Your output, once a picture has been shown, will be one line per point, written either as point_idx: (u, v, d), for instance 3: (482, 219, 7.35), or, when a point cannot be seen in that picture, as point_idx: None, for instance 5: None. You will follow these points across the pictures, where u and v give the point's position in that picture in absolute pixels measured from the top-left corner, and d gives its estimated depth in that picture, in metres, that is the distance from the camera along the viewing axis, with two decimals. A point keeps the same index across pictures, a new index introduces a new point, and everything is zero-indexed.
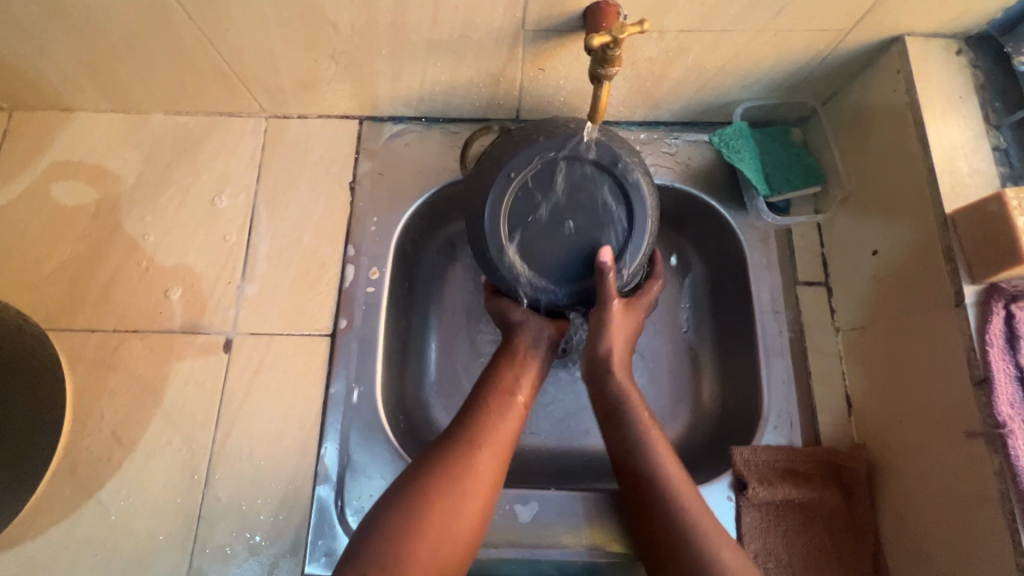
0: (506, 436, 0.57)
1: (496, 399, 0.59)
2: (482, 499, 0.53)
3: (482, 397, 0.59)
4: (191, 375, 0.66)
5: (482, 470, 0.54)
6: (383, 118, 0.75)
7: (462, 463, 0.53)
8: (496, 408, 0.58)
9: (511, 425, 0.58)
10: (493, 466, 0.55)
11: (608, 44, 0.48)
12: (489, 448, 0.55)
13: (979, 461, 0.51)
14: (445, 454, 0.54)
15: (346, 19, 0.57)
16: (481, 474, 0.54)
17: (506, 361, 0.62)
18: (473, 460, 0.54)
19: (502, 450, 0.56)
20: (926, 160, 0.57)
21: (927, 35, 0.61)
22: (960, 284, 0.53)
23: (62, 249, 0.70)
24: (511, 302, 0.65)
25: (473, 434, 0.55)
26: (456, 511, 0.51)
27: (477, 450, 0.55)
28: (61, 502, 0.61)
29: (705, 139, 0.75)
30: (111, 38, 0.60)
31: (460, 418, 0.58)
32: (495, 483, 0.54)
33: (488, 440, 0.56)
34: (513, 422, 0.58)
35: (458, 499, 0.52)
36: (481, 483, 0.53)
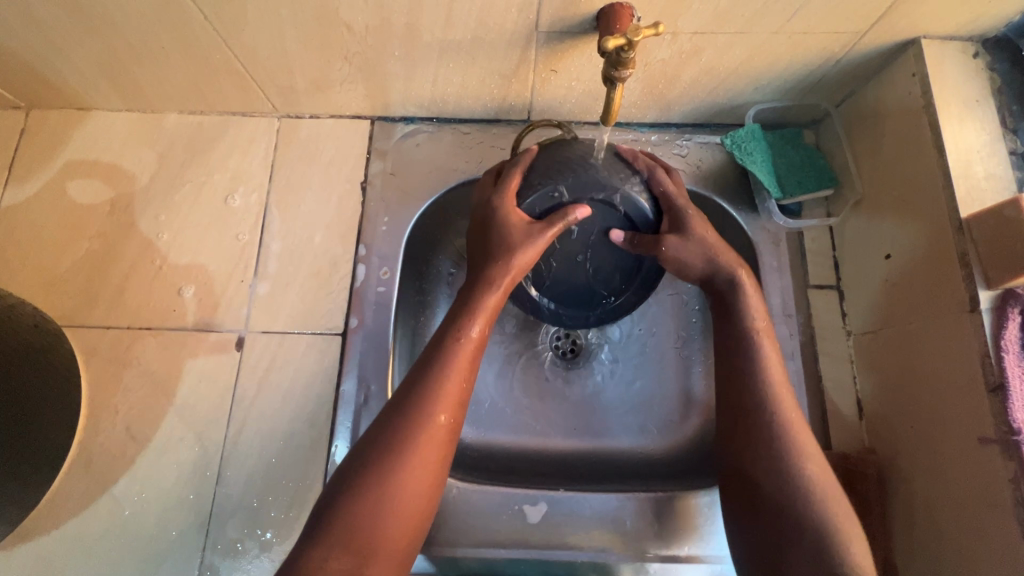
0: (461, 391, 0.53)
1: (453, 353, 0.53)
2: (438, 459, 0.50)
3: (439, 350, 0.54)
4: (204, 373, 0.66)
5: (436, 429, 0.50)
6: (394, 119, 0.76)
7: (420, 429, 0.50)
8: (455, 364, 0.53)
9: (464, 380, 0.53)
10: (449, 426, 0.51)
11: (622, 47, 0.49)
12: (445, 404, 0.51)
13: (992, 468, 0.51)
14: (401, 421, 0.50)
15: (360, 20, 0.58)
16: (438, 440, 0.51)
17: (465, 314, 0.55)
18: (432, 426, 0.50)
19: (458, 407, 0.52)
20: (942, 163, 0.57)
21: (943, 38, 0.61)
22: (976, 289, 0.53)
23: (77, 247, 0.71)
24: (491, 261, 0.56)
25: (430, 398, 0.51)
26: (415, 478, 0.49)
27: (435, 414, 0.51)
28: (76, 497, 0.62)
29: (717, 141, 0.75)
30: (128, 38, 0.61)
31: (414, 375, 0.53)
32: (448, 444, 0.51)
33: (444, 398, 0.52)
34: (468, 375, 0.54)
35: (416, 467, 0.49)
36: (433, 443, 0.50)
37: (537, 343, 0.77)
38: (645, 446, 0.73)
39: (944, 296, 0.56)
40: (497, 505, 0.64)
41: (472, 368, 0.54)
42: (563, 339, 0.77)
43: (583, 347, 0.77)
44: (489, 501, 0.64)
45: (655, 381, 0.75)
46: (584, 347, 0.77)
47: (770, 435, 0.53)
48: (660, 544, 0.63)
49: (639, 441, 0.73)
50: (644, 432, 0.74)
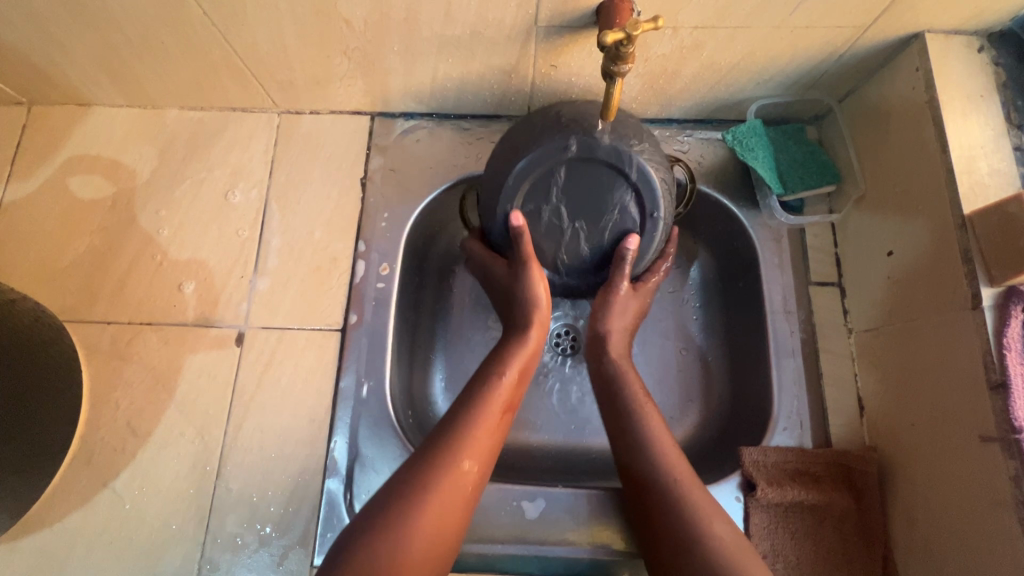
0: (490, 446, 0.54)
1: (486, 402, 0.55)
2: (461, 508, 0.50)
3: (472, 401, 0.55)
4: (204, 368, 0.67)
5: (465, 473, 0.51)
6: (394, 114, 0.76)
7: (448, 475, 0.50)
8: (487, 415, 0.54)
9: (494, 431, 0.54)
10: (476, 475, 0.52)
11: (621, 41, 0.48)
12: (475, 453, 0.52)
13: (994, 467, 0.50)
14: (431, 464, 0.50)
15: (359, 15, 0.58)
16: (466, 489, 0.51)
17: (496, 363, 0.58)
18: (458, 472, 0.50)
19: (485, 459, 0.53)
20: (945, 159, 0.57)
21: (948, 32, 0.60)
22: (978, 287, 0.52)
23: (78, 243, 0.71)
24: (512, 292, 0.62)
25: (461, 443, 0.52)
26: (434, 526, 0.47)
27: (463, 461, 0.51)
28: (77, 491, 0.63)
29: (718, 137, 0.74)
30: (127, 34, 0.61)
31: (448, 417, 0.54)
32: (473, 496, 0.51)
33: (473, 446, 0.52)
34: (498, 424, 0.55)
35: (440, 512, 0.48)
36: (459, 492, 0.50)
37: None
38: None
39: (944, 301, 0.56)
40: (496, 501, 0.64)
41: (502, 419, 0.56)
42: (562, 336, 0.77)
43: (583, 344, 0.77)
44: (488, 496, 0.64)
45: (655, 377, 0.75)
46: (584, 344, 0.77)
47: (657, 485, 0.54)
48: None
49: None
50: None
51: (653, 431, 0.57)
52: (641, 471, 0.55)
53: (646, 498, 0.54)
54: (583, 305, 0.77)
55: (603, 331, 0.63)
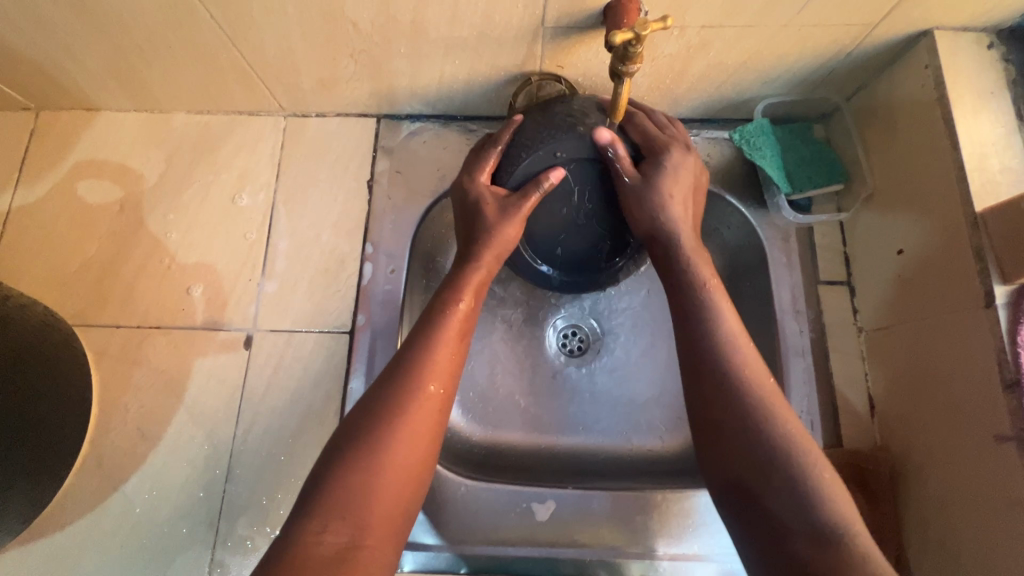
0: (452, 366, 0.53)
1: (442, 328, 0.54)
2: (432, 430, 0.50)
3: (427, 327, 0.54)
4: (214, 371, 0.67)
5: (431, 394, 0.50)
6: (400, 116, 0.76)
7: (411, 401, 0.49)
8: (441, 339, 0.53)
9: (455, 354, 0.54)
10: (443, 396, 0.51)
11: (630, 41, 0.48)
12: (438, 374, 0.51)
13: (1008, 466, 0.50)
14: (391, 390, 0.50)
15: (366, 17, 0.58)
16: (432, 409, 0.50)
17: (451, 291, 0.57)
18: (422, 396, 0.50)
19: (449, 379, 0.52)
20: (956, 156, 0.56)
21: (957, 29, 0.59)
22: (990, 284, 0.52)
23: (87, 247, 0.71)
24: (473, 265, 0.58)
25: (420, 369, 0.51)
26: (402, 450, 0.47)
27: (427, 385, 0.50)
28: (88, 495, 0.63)
29: (726, 136, 0.74)
30: (135, 38, 0.61)
31: (405, 348, 0.53)
32: (441, 417, 0.51)
33: (436, 369, 0.52)
34: (457, 348, 0.54)
35: (406, 434, 0.48)
36: (426, 414, 0.49)
37: (544, 340, 0.76)
38: (652, 443, 0.73)
39: (948, 309, 0.56)
40: (506, 503, 0.63)
41: (461, 344, 0.55)
42: (569, 337, 0.77)
43: (590, 344, 0.76)
44: (497, 498, 0.64)
45: (662, 377, 0.75)
46: (591, 344, 0.76)
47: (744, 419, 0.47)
48: (669, 542, 0.62)
49: (647, 438, 0.73)
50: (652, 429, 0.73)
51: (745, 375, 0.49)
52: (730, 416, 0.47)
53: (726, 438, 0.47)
54: (590, 306, 0.77)
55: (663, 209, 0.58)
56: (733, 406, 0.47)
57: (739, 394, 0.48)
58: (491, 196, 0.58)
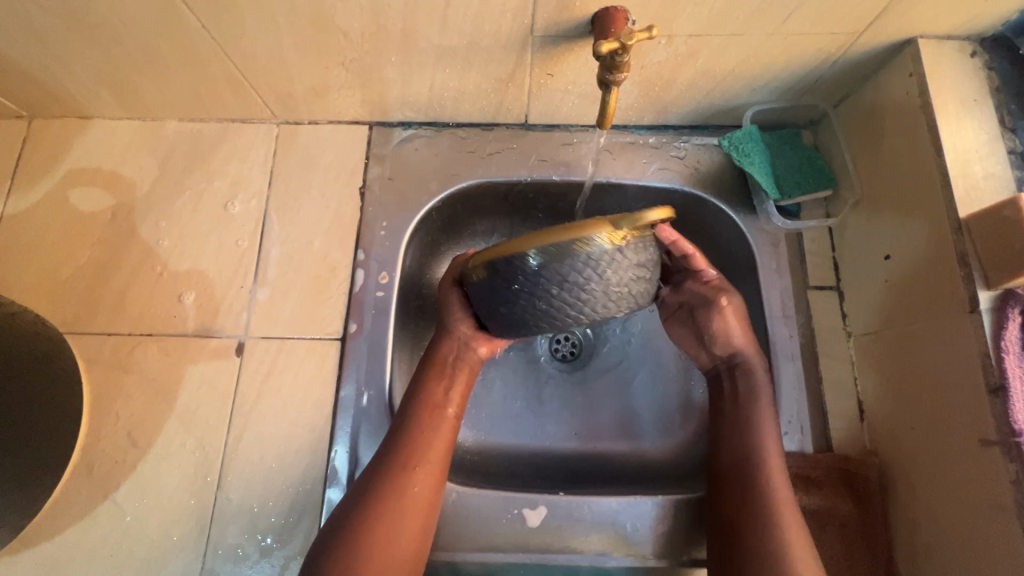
0: (440, 449, 0.59)
1: (426, 415, 0.59)
2: (422, 516, 0.56)
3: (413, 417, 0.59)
4: (205, 378, 0.67)
5: (417, 491, 0.56)
6: (392, 124, 0.76)
7: (397, 494, 0.55)
8: (430, 428, 0.59)
9: (444, 438, 0.59)
10: (428, 486, 0.57)
11: (616, 50, 0.49)
12: (424, 468, 0.57)
13: (994, 471, 0.50)
14: (381, 483, 0.56)
15: (356, 27, 0.58)
16: (419, 497, 0.56)
17: (436, 375, 0.62)
18: (409, 490, 0.56)
19: (438, 471, 0.58)
20: (940, 163, 0.57)
21: (941, 37, 0.60)
22: (975, 290, 0.53)
23: (79, 254, 0.71)
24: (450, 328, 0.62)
25: (408, 456, 0.57)
26: (392, 538, 0.54)
27: (411, 477, 0.56)
28: (78, 503, 0.63)
29: (715, 143, 0.75)
30: (128, 47, 0.62)
31: (395, 438, 0.58)
32: (432, 501, 0.57)
33: (424, 457, 0.57)
34: (446, 433, 0.60)
35: (395, 523, 0.54)
36: (418, 503, 0.56)
37: (536, 347, 0.77)
38: (643, 449, 0.73)
39: (951, 372, 0.55)
40: (497, 509, 0.63)
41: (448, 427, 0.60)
42: (559, 344, 0.78)
43: (580, 351, 0.77)
44: (489, 504, 0.63)
45: (654, 381, 0.75)
46: (582, 351, 0.77)
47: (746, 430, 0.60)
48: (661, 548, 0.63)
49: (638, 444, 0.73)
50: (643, 435, 0.73)
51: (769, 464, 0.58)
52: (741, 430, 0.61)
53: (729, 453, 0.60)
54: None
55: (728, 352, 0.65)
56: (756, 463, 0.58)
57: (758, 470, 0.57)
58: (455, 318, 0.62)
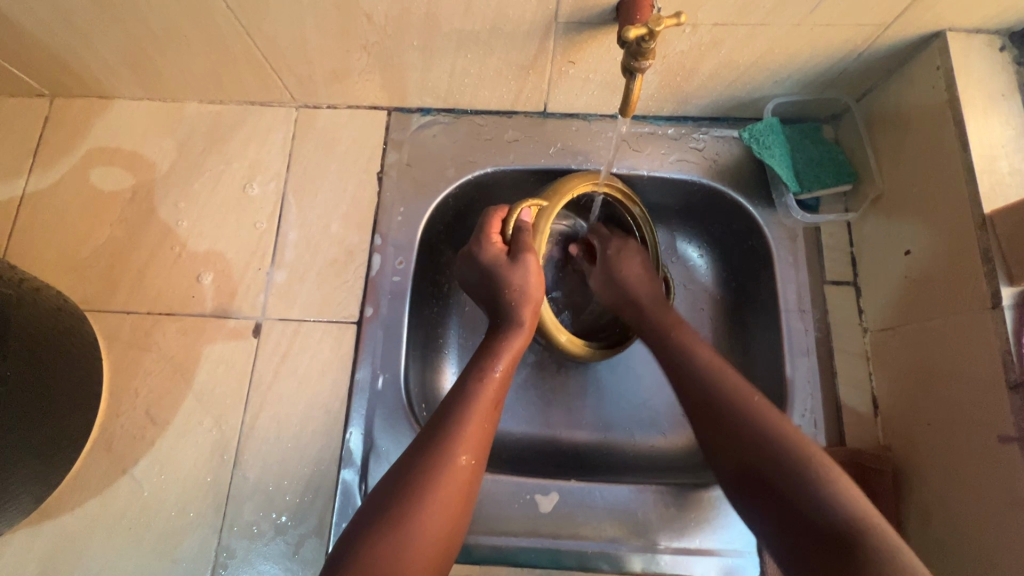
0: (482, 433, 0.55)
1: (475, 397, 0.57)
2: (460, 503, 0.52)
3: (459, 398, 0.57)
4: (222, 358, 0.67)
5: (461, 475, 0.53)
6: (411, 109, 0.76)
7: (442, 471, 0.52)
8: (478, 414, 0.56)
9: (487, 423, 0.56)
10: (471, 468, 0.54)
11: (643, 37, 0.49)
12: (469, 450, 0.54)
13: (1011, 467, 0.50)
14: (424, 467, 0.52)
15: (380, 10, 0.58)
16: (462, 485, 0.53)
17: (489, 357, 0.59)
18: (454, 466, 0.53)
19: (480, 455, 0.55)
20: (965, 157, 0.56)
21: (969, 31, 0.59)
22: (998, 286, 0.52)
23: (100, 233, 0.72)
24: (508, 302, 0.62)
25: (452, 441, 0.54)
26: (436, 522, 0.50)
27: (457, 456, 0.53)
28: (97, 478, 0.64)
29: (734, 135, 0.74)
30: (151, 27, 0.62)
31: (438, 418, 0.56)
32: (472, 486, 0.54)
33: (467, 439, 0.54)
34: (490, 414, 0.57)
35: (440, 509, 0.51)
36: (459, 487, 0.52)
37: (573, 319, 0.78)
38: (654, 440, 0.73)
39: (970, 366, 0.54)
40: (510, 494, 0.64)
41: (493, 411, 0.58)
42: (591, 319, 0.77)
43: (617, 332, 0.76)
44: (501, 489, 0.64)
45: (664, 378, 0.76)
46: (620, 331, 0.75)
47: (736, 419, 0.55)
48: (672, 536, 0.63)
49: (649, 434, 0.74)
50: (654, 425, 0.74)
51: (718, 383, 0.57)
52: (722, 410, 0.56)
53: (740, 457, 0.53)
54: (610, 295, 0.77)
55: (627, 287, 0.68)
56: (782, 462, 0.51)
57: (799, 467, 0.50)
58: (531, 287, 0.62)
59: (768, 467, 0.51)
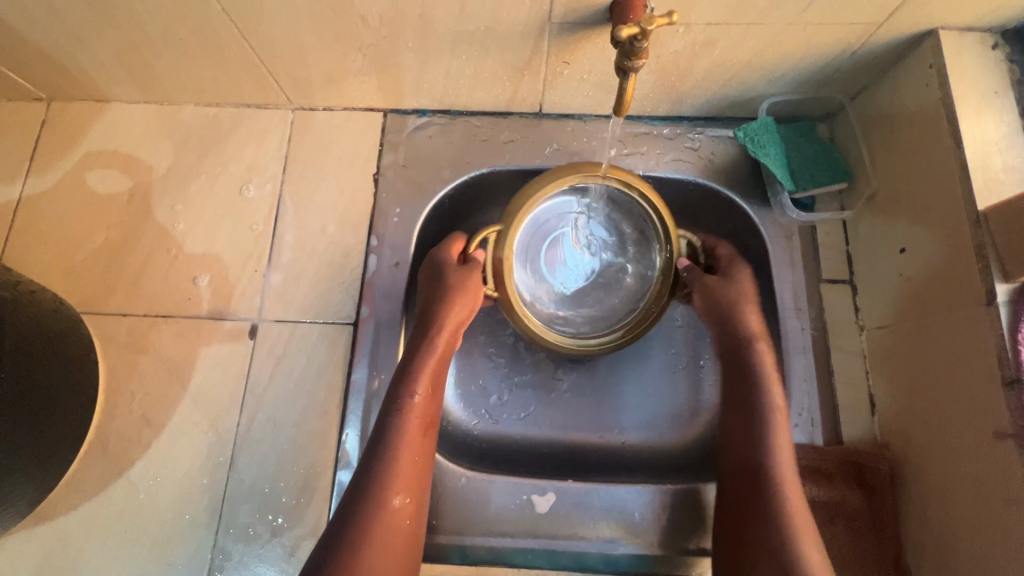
0: (413, 470, 0.57)
1: (403, 434, 0.58)
2: (404, 543, 0.55)
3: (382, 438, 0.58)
4: (218, 360, 0.67)
5: (400, 521, 0.55)
6: (407, 111, 0.76)
7: (376, 521, 0.54)
8: (411, 445, 0.58)
9: (418, 452, 0.58)
10: (410, 506, 0.56)
11: (636, 35, 0.49)
12: (405, 492, 0.56)
13: (1006, 464, 0.50)
14: (358, 516, 0.54)
15: (374, 11, 0.58)
16: (404, 526, 0.55)
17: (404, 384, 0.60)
18: (388, 510, 0.55)
19: (413, 492, 0.57)
20: (959, 155, 0.56)
21: (961, 29, 0.60)
22: (992, 283, 0.52)
23: (96, 236, 0.72)
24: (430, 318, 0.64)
25: (384, 486, 0.56)
26: (379, 566, 0.53)
27: (390, 498, 0.55)
28: (93, 481, 0.63)
29: (729, 134, 0.75)
30: (147, 30, 0.62)
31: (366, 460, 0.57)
32: (414, 525, 0.56)
33: (399, 482, 0.56)
34: (420, 445, 0.59)
35: (379, 555, 0.53)
36: (399, 535, 0.55)
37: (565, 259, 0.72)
38: (652, 439, 0.73)
39: (966, 364, 0.54)
40: (506, 494, 0.64)
41: (424, 439, 0.60)
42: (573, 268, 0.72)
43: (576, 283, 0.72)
44: (497, 489, 0.64)
45: (663, 376, 0.75)
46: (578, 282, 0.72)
47: (761, 460, 0.59)
48: (669, 536, 0.63)
49: (647, 434, 0.73)
50: (653, 425, 0.74)
51: (773, 418, 0.61)
52: (751, 457, 0.60)
53: (744, 499, 0.58)
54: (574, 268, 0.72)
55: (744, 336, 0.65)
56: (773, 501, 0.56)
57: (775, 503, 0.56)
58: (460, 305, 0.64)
59: (755, 485, 0.58)
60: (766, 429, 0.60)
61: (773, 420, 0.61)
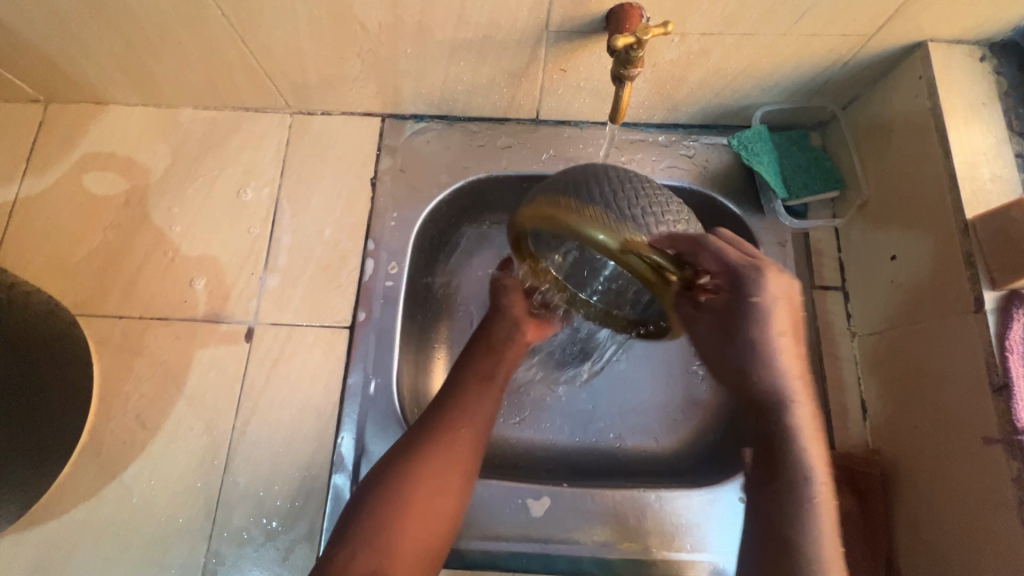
0: (486, 405, 0.60)
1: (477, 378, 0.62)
2: (459, 472, 0.56)
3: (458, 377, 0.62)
4: (214, 363, 0.67)
5: (462, 442, 0.57)
6: (404, 116, 0.77)
7: (442, 434, 0.56)
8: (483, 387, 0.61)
9: (492, 399, 0.61)
10: (472, 432, 0.57)
11: (631, 45, 0.50)
12: (472, 417, 0.58)
13: (995, 469, 0.51)
14: (422, 434, 0.57)
15: (373, 18, 0.59)
16: (464, 447, 0.57)
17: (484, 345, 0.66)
18: (455, 431, 0.57)
19: (481, 424, 0.59)
20: (948, 164, 0.57)
21: (950, 42, 0.61)
22: (980, 290, 0.53)
23: (93, 238, 0.72)
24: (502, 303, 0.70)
25: (454, 407, 0.58)
26: (425, 491, 0.53)
27: (460, 423, 0.57)
28: (86, 483, 0.63)
29: (724, 142, 0.76)
30: (147, 33, 0.62)
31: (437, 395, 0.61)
32: (474, 456, 0.57)
33: (469, 408, 0.59)
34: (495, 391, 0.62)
35: (435, 477, 0.54)
36: (459, 457, 0.56)
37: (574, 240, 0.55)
38: (647, 444, 0.73)
39: (955, 370, 0.55)
40: (502, 498, 0.64)
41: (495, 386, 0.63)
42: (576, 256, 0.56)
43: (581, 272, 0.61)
44: (493, 493, 0.64)
45: (657, 381, 0.76)
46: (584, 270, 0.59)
47: (798, 498, 0.51)
48: (663, 541, 0.63)
49: (642, 439, 0.74)
50: (648, 430, 0.74)
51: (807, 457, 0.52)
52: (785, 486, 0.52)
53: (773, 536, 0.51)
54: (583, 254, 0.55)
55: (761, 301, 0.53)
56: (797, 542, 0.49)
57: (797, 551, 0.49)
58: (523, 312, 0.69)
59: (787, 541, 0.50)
60: (803, 468, 0.52)
61: (807, 444, 0.52)
